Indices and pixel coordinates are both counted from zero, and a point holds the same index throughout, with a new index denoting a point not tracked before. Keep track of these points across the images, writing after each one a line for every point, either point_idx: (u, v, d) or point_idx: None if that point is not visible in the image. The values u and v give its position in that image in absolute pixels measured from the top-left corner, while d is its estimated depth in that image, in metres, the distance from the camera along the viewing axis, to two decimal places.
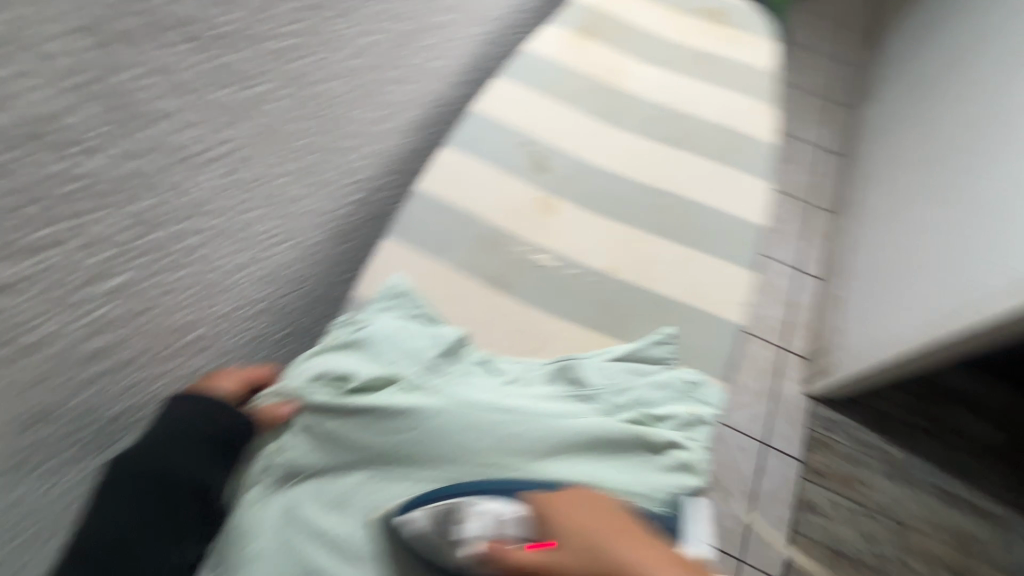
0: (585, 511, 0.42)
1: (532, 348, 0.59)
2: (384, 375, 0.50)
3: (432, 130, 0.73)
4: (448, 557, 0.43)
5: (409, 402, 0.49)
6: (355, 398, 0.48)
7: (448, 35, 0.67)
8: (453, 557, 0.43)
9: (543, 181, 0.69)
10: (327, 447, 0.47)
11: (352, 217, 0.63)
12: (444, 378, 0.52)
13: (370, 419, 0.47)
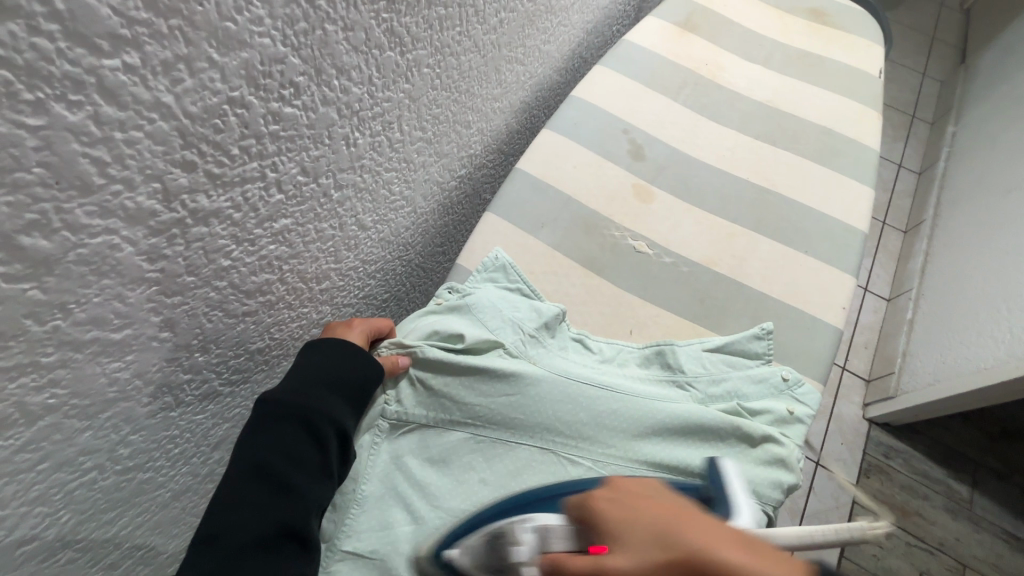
0: (631, 498, 0.33)
1: (626, 332, 0.59)
2: (490, 339, 0.51)
3: (533, 114, 0.74)
4: None
5: (512, 366, 0.50)
6: (460, 357, 0.50)
7: (563, 22, 0.68)
8: None
9: (642, 171, 0.70)
10: (432, 402, 0.48)
11: (458, 190, 0.65)
12: (543, 349, 0.53)
13: (475, 380, 0.49)
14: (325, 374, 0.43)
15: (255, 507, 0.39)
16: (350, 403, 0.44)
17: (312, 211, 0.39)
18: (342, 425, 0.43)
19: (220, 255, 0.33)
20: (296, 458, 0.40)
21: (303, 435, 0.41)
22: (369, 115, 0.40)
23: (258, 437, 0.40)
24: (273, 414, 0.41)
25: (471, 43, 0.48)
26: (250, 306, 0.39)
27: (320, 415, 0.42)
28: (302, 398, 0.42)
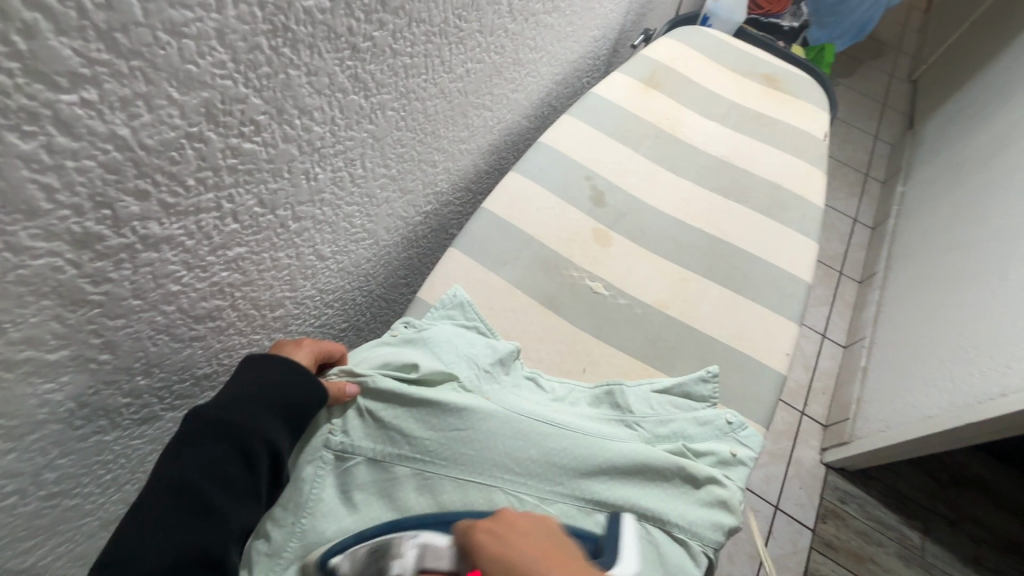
0: (511, 536, 0.40)
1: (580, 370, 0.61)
2: (443, 371, 0.52)
3: (501, 155, 0.78)
4: None
5: (465, 400, 0.50)
6: (412, 389, 0.50)
7: (532, 73, 0.73)
8: None
9: (603, 215, 0.73)
10: (382, 435, 0.48)
11: (423, 225, 0.67)
12: (495, 384, 0.54)
13: (426, 413, 0.49)
14: (265, 395, 0.43)
15: (172, 527, 0.38)
16: (288, 425, 0.43)
17: (268, 240, 0.41)
18: (277, 448, 0.42)
19: (168, 280, 0.34)
20: (222, 480, 0.39)
21: (233, 455, 0.40)
22: (331, 152, 0.42)
23: (186, 455, 0.39)
24: (204, 433, 0.40)
25: (438, 90, 0.51)
26: (197, 331, 0.39)
27: (254, 436, 0.41)
28: (237, 418, 0.41)
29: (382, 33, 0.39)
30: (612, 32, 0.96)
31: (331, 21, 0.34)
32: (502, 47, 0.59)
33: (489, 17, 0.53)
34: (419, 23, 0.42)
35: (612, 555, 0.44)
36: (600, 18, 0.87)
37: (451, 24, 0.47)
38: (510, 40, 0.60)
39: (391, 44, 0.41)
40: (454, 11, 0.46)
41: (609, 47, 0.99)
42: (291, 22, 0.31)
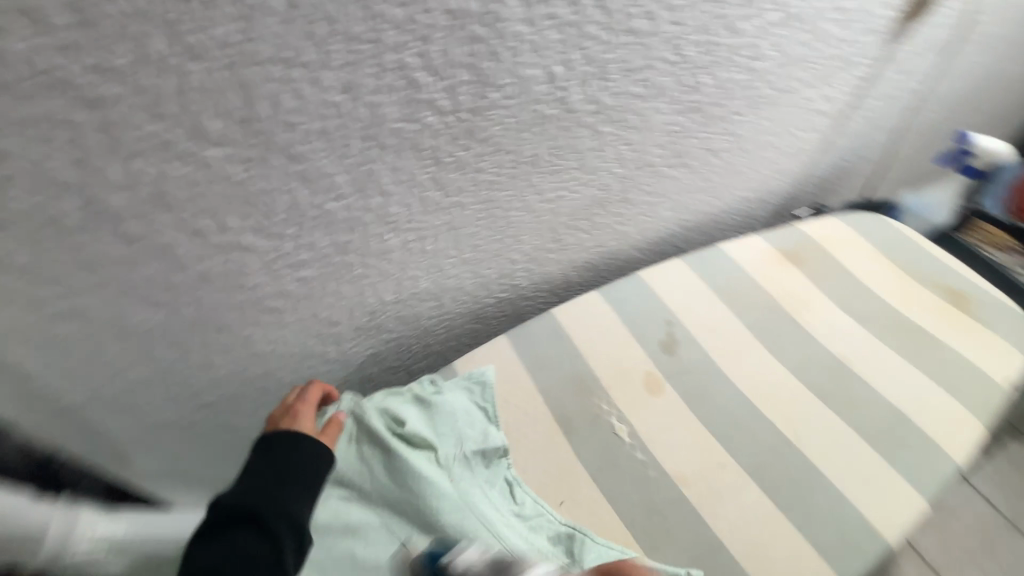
0: None
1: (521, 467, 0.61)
2: (425, 438, 0.58)
3: (597, 275, 0.83)
4: None
5: (429, 471, 0.55)
6: (395, 442, 0.57)
7: (646, 213, 0.77)
8: None
9: (666, 364, 0.71)
10: (353, 464, 0.56)
11: (494, 307, 0.75)
12: (467, 475, 0.57)
13: (393, 464, 0.55)
14: (278, 475, 0.48)
15: None
16: (304, 497, 0.48)
17: (334, 273, 0.53)
18: (295, 519, 0.46)
19: (248, 275, 0.48)
20: (247, 556, 0.43)
21: (255, 534, 0.45)
22: (404, 227, 0.53)
23: (215, 543, 0.44)
24: (226, 521, 0.45)
25: (522, 205, 0.60)
26: (262, 318, 0.53)
27: (271, 514, 0.45)
28: (252, 500, 0.46)
29: (467, 154, 0.50)
30: (769, 198, 0.95)
31: (418, 139, 0.45)
32: (608, 186, 0.66)
33: (591, 159, 0.60)
34: (507, 153, 0.52)
35: None
36: (753, 183, 0.88)
37: (543, 158, 0.56)
38: (618, 181, 0.67)
39: (475, 163, 0.51)
40: (548, 149, 0.55)
41: (763, 210, 0.97)
42: (381, 135, 0.43)
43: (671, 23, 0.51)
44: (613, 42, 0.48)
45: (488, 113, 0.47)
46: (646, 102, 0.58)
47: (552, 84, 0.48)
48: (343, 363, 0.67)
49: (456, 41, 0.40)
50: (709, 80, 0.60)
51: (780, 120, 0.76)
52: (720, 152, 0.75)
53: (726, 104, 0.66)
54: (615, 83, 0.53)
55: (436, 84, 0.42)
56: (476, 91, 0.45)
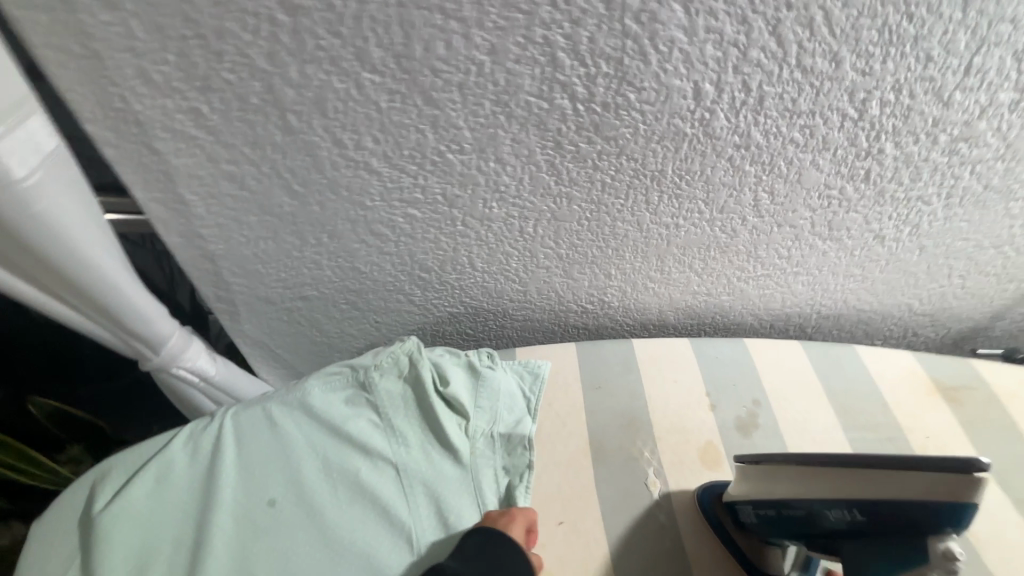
0: None
1: (935, 494, 0.35)
2: (462, 404, 0.60)
3: (698, 325, 0.77)
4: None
5: (453, 436, 0.58)
6: (433, 394, 0.60)
7: (774, 279, 0.69)
8: None
9: (735, 444, 0.63)
10: (392, 398, 0.60)
11: (577, 315, 0.74)
12: (485, 454, 0.58)
13: (425, 415, 0.59)
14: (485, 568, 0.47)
15: None
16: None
17: (438, 222, 0.58)
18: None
19: (367, 196, 0.54)
20: None
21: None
22: (510, 200, 0.56)
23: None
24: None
25: (633, 220, 0.59)
26: (368, 239, 0.60)
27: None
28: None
29: (588, 148, 0.50)
30: (946, 319, 0.79)
31: (545, 119, 0.47)
32: (735, 232, 0.61)
33: (722, 197, 0.57)
34: (629, 159, 0.52)
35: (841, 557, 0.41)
36: (926, 293, 0.73)
37: (667, 178, 0.54)
38: (748, 231, 0.61)
39: (595, 160, 0.51)
40: (676, 170, 0.53)
41: (932, 330, 0.81)
42: (512, 103, 0.46)
43: (858, 72, 0.45)
44: (779, 76, 0.45)
45: (621, 112, 0.47)
46: (804, 152, 0.52)
47: (697, 101, 0.46)
48: (423, 310, 0.72)
49: (607, 32, 0.41)
50: (894, 151, 0.52)
51: (985, 229, 0.63)
52: (887, 241, 0.64)
53: (910, 186, 0.56)
54: (770, 121, 0.49)
55: (576, 69, 0.43)
56: (614, 86, 0.45)
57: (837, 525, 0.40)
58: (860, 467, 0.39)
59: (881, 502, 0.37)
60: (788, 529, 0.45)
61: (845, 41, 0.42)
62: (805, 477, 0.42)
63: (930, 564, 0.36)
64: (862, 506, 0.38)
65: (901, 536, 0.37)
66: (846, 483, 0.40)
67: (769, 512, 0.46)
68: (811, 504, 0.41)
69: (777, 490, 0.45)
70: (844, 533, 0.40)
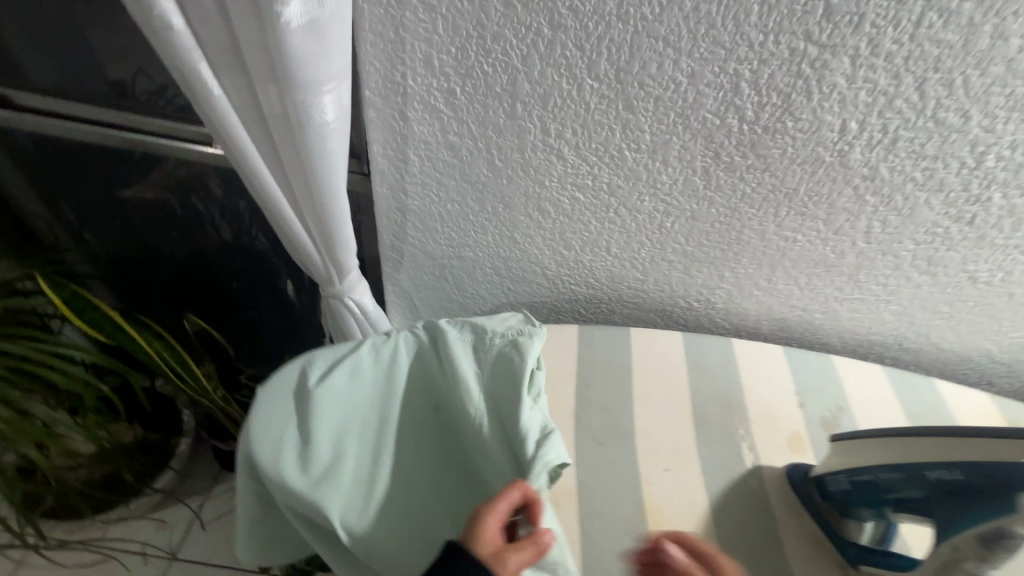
0: None
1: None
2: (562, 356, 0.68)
3: (787, 338, 0.86)
4: (967, 538, 0.45)
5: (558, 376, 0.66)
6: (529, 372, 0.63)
7: (868, 305, 0.78)
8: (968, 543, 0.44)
9: (820, 438, 0.71)
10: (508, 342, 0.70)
11: (682, 311, 0.85)
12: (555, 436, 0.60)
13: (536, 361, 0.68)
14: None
15: None
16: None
17: (596, 207, 0.71)
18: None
19: (548, 176, 0.67)
20: None
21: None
22: (661, 197, 0.68)
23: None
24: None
25: (758, 229, 0.70)
26: (533, 214, 0.73)
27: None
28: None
29: (740, 161, 0.62)
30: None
31: (714, 133, 0.60)
32: (843, 253, 0.71)
33: (840, 220, 0.67)
34: (771, 175, 0.63)
35: (937, 518, 0.48)
36: (1008, 341, 0.80)
37: (799, 197, 0.65)
38: (855, 255, 0.71)
39: (742, 172, 0.63)
40: (808, 190, 0.64)
41: (1007, 381, 0.87)
42: (692, 117, 0.58)
43: (982, 128, 0.55)
44: (915, 123, 0.56)
45: (777, 136, 0.59)
46: (920, 191, 0.62)
47: (841, 135, 0.58)
48: (552, 285, 0.84)
49: (785, 71, 0.53)
50: (1000, 201, 0.62)
51: None
52: (979, 283, 0.72)
53: (1008, 234, 0.65)
54: (898, 159, 0.59)
55: (751, 97, 0.56)
56: (777, 114, 0.57)
57: (934, 485, 0.48)
58: (968, 435, 0.47)
59: (982, 461, 0.45)
60: (883, 494, 0.53)
61: (976, 102, 0.53)
62: (912, 444, 0.51)
63: (1017, 515, 0.42)
64: (958, 467, 0.46)
65: (995, 496, 0.44)
66: (954, 449, 0.47)
67: (867, 477, 0.54)
68: (913, 466, 0.49)
69: (882, 457, 0.53)
70: (941, 492, 0.47)
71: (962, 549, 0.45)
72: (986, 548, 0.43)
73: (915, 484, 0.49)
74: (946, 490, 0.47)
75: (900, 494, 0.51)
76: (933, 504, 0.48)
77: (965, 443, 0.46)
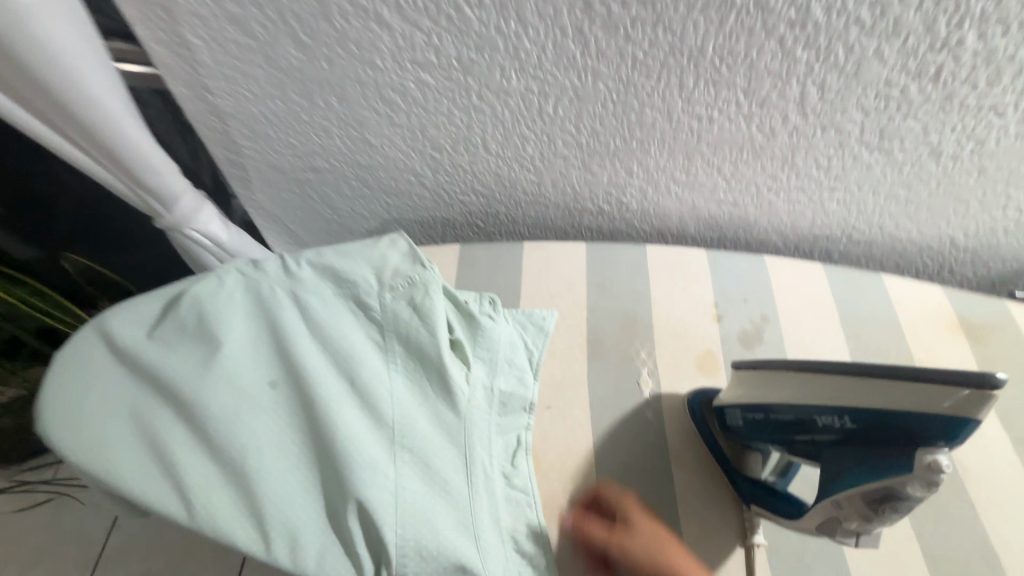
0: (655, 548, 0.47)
1: (937, 410, 0.33)
2: (446, 301, 0.59)
3: (718, 237, 0.74)
4: (850, 501, 0.37)
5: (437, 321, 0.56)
6: (421, 327, 0.56)
7: (809, 194, 0.65)
8: (853, 508, 0.37)
9: (733, 354, 0.64)
10: (378, 288, 0.58)
11: (593, 215, 0.71)
12: (484, 410, 0.54)
13: (416, 310, 0.57)
14: None
15: None
16: None
17: (451, 91, 0.54)
18: None
19: (376, 54, 0.51)
20: None
21: None
22: (531, 72, 0.51)
23: None
24: None
25: (663, 107, 0.54)
26: (378, 108, 0.57)
27: None
28: None
29: (620, 11, 0.45)
30: (991, 259, 0.73)
31: None
32: (773, 132, 0.56)
33: (765, 87, 0.51)
34: (666, 30, 0.46)
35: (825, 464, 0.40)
36: (973, 226, 0.67)
37: (706, 58, 0.48)
38: (788, 133, 0.56)
39: (626, 28, 0.46)
40: (718, 48, 0.47)
41: (970, 268, 0.75)
42: None
43: None
44: None
45: None
46: (868, 38, 0.45)
47: None
48: (434, 195, 0.70)
49: None
50: (974, 45, 0.45)
51: None
52: (943, 159, 0.58)
53: (984, 90, 0.50)
54: None
55: None
56: None
57: (826, 433, 0.39)
58: (864, 376, 0.37)
59: (875, 412, 0.36)
60: (772, 432, 0.44)
61: None
62: (806, 385, 0.40)
63: (913, 474, 0.35)
64: (853, 414, 0.37)
65: (892, 449, 0.36)
66: (850, 393, 0.38)
67: (758, 416, 0.45)
68: (802, 408, 0.40)
69: (773, 396, 0.43)
70: (834, 439, 0.39)
71: (846, 509, 0.38)
72: (873, 508, 0.36)
73: (808, 429, 0.41)
74: (840, 440, 0.39)
75: (791, 436, 0.43)
76: (824, 451, 0.40)
77: (866, 388, 0.37)
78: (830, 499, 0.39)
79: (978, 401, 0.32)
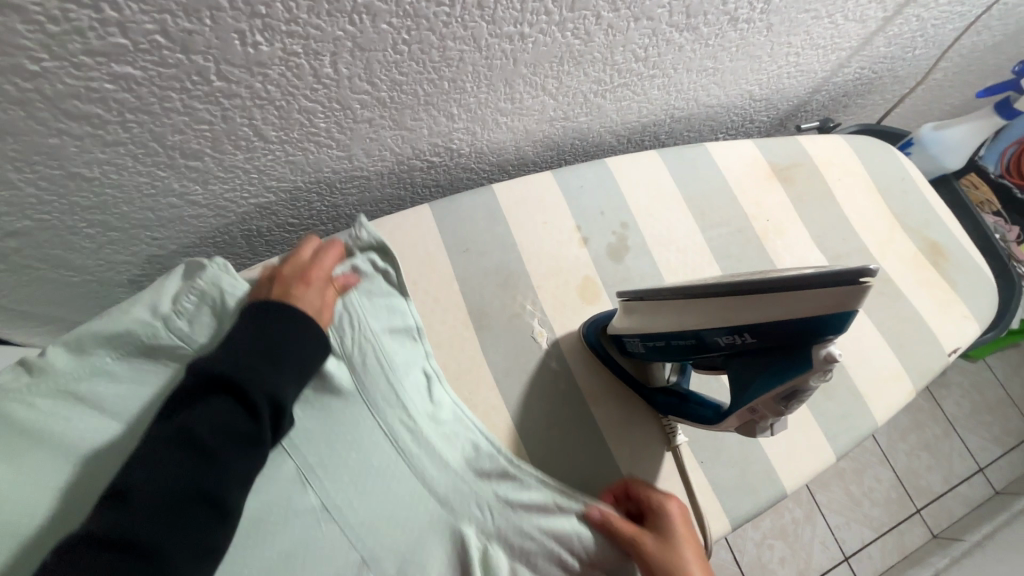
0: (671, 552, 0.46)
1: (824, 309, 0.36)
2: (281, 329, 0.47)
3: (557, 154, 0.69)
4: (767, 404, 0.40)
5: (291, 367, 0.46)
6: None
7: (633, 87, 0.62)
8: (769, 410, 0.41)
9: (609, 273, 0.63)
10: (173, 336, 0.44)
11: (424, 171, 0.61)
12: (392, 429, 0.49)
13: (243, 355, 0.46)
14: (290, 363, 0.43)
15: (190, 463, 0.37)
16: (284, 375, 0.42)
17: (177, 79, 0.37)
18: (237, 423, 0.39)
19: (20, 54, 0.32)
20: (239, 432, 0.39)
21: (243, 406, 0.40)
22: (282, 28, 0.37)
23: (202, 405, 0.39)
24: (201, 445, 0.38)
25: (466, 34, 0.44)
26: (68, 127, 0.38)
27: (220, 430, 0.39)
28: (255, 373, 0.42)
29: None
30: (780, 100, 0.80)
31: None
32: (589, 35, 0.50)
33: None
34: None
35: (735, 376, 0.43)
36: (766, 77, 0.72)
37: None
38: (604, 31, 0.50)
39: None
40: None
41: (765, 115, 0.82)
42: None
43: None
44: None
45: None
46: None
47: None
48: (218, 211, 0.53)
49: None
50: None
51: None
52: (740, 23, 0.58)
53: None
54: None
55: None
56: None
57: (731, 349, 0.42)
58: (751, 291, 0.39)
59: (768, 321, 0.38)
60: (678, 353, 0.46)
61: None
62: (707, 310, 0.42)
63: (811, 369, 0.37)
64: (752, 329, 0.39)
65: (792, 350, 0.39)
66: (746, 309, 0.39)
67: (661, 342, 0.47)
68: (704, 331, 0.42)
69: (674, 323, 0.44)
70: (736, 350, 0.42)
71: (762, 410, 0.41)
72: (782, 405, 0.40)
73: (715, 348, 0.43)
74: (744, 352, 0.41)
75: (698, 354, 0.45)
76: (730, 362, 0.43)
77: (759, 302, 0.38)
78: (745, 407, 0.42)
79: (856, 293, 0.34)
